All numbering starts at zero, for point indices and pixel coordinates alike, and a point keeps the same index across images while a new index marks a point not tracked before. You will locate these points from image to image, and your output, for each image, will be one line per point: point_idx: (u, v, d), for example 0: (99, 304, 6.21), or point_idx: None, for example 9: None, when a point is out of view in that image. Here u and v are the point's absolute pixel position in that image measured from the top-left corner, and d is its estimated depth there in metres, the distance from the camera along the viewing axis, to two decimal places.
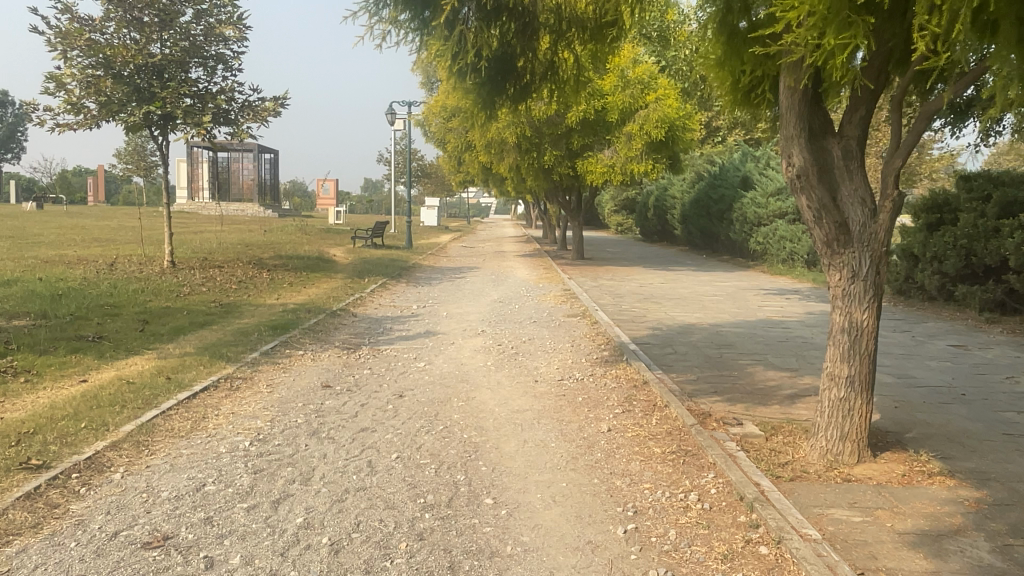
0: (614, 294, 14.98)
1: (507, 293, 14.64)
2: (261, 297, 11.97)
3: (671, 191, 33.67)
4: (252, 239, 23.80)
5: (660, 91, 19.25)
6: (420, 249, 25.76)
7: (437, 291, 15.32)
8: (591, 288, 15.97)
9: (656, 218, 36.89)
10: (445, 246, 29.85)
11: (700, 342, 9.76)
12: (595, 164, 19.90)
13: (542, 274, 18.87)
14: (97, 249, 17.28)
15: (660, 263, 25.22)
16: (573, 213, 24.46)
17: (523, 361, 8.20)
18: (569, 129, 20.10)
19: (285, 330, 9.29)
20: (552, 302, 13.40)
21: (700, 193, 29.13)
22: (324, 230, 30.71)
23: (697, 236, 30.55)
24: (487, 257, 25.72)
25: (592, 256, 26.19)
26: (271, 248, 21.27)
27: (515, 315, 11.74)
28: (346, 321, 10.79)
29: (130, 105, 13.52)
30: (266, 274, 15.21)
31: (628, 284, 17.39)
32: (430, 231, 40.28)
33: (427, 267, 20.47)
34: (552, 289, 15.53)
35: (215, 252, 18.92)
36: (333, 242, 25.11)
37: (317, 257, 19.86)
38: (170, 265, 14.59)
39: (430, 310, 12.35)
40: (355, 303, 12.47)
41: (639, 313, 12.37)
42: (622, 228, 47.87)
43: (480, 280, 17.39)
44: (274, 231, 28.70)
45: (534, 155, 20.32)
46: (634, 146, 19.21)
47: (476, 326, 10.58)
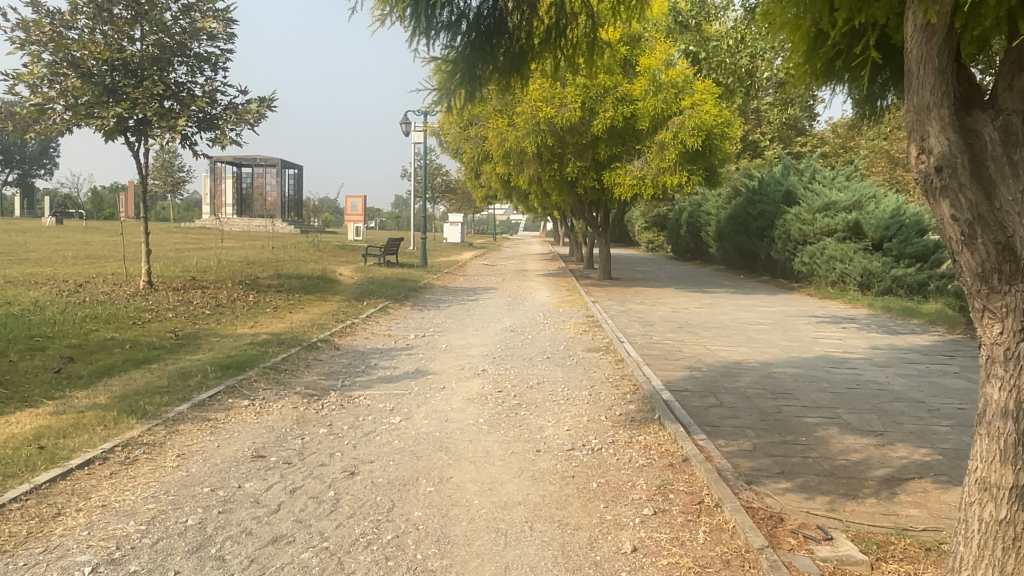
0: (645, 322, 13.13)
1: (522, 319, 12.87)
2: (234, 325, 10.34)
3: (705, 207, 31.76)
4: (257, 257, 22.32)
5: (696, 96, 17.48)
6: (436, 268, 24.15)
7: (444, 316, 13.60)
8: (619, 314, 14.15)
9: (690, 236, 34.90)
10: (464, 264, 28.21)
11: (751, 389, 7.91)
12: (623, 176, 18.08)
13: (563, 297, 17.09)
14: (79, 267, 15.88)
15: (696, 284, 23.24)
16: (600, 230, 22.65)
17: (525, 416, 6.43)
18: (595, 138, 18.32)
19: (239, 370, 7.61)
20: (570, 331, 11.59)
21: (738, 209, 27.13)
22: (338, 247, 29.26)
23: (735, 255, 28.52)
24: (508, 276, 23.97)
25: (621, 276, 24.31)
26: (275, 266, 19.76)
27: (526, 348, 9.96)
28: (325, 355, 9.13)
29: (97, 108, 11.92)
30: (253, 296, 13.63)
31: (661, 309, 15.50)
32: (453, 249, 38.73)
33: (440, 288, 18.79)
34: (575, 315, 13.75)
35: (211, 270, 17.44)
36: (343, 260, 23.58)
37: (321, 276, 18.26)
38: (147, 285, 13.08)
39: (429, 341, 10.64)
40: (343, 332, 10.82)
41: (674, 347, 10.52)
42: (653, 245, 45.89)
43: (494, 303, 15.65)
44: (285, 248, 27.29)
45: (555, 166, 18.53)
46: (668, 155, 17.40)
47: (478, 364, 8.81)
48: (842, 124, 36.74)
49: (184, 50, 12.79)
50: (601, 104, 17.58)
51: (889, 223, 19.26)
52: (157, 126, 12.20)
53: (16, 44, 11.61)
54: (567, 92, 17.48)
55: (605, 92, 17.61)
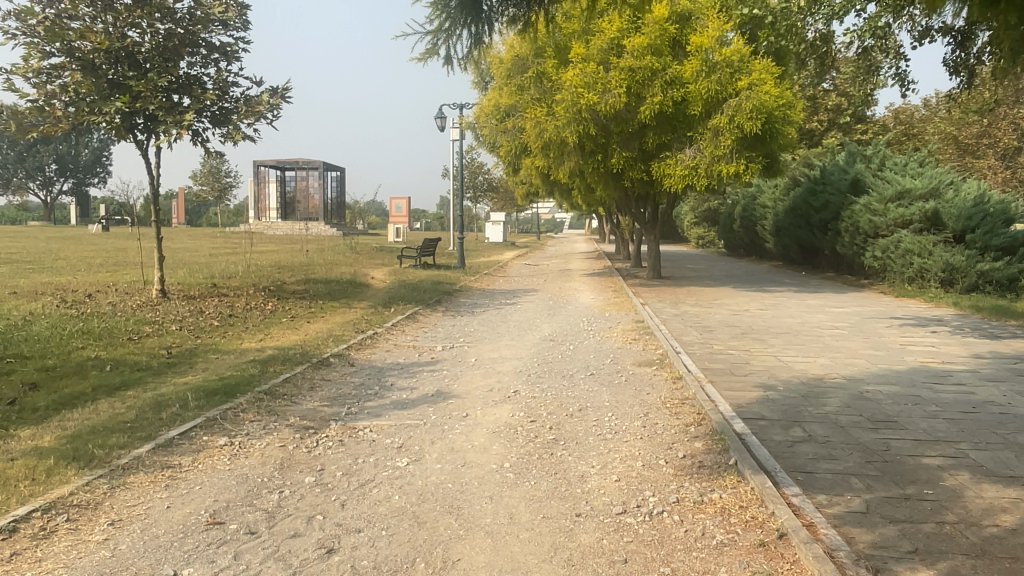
0: (703, 328, 11.65)
1: (565, 327, 11.52)
2: (241, 338, 9.22)
3: (762, 200, 29.96)
4: (290, 260, 21.39)
5: (754, 75, 15.84)
6: (474, 269, 22.92)
7: (480, 322, 12.36)
8: (672, 318, 12.71)
9: (745, 231, 33.05)
10: (506, 265, 26.99)
11: (843, 418, 6.45)
12: (674, 165, 16.61)
13: (610, 299, 15.68)
14: (99, 275, 15.12)
15: (754, 282, 21.56)
16: (649, 226, 21.14)
17: (562, 458, 5.11)
18: (642, 125, 16.88)
19: (228, 397, 6.43)
20: (618, 341, 10.21)
21: (797, 200, 25.27)
22: (376, 249, 28.22)
23: (794, 250, 26.67)
24: (552, 277, 22.61)
25: (672, 275, 22.76)
26: (306, 270, 18.75)
27: (569, 362, 8.62)
28: (337, 375, 7.93)
29: (99, 102, 11.00)
30: (273, 303, 12.59)
31: (720, 312, 13.98)
32: (496, 248, 37.62)
33: (478, 291, 17.56)
34: (624, 320, 12.37)
35: (236, 275, 16.51)
36: (379, 262, 22.57)
37: (351, 280, 17.19)
38: (159, 294, 12.16)
39: (458, 354, 9.38)
40: (363, 346, 9.64)
41: (741, 359, 9.05)
42: (704, 241, 44.05)
43: (534, 307, 14.35)
44: (322, 251, 26.42)
45: (599, 157, 17.14)
46: (723, 142, 15.88)
47: (510, 383, 7.51)
48: (906, 109, 34.42)
49: (195, 41, 11.81)
50: (648, 88, 16.13)
51: (972, 212, 17.19)
52: (161, 120, 11.15)
53: (10, 35, 10.74)
54: (611, 77, 16.08)
55: (652, 75, 16.15)
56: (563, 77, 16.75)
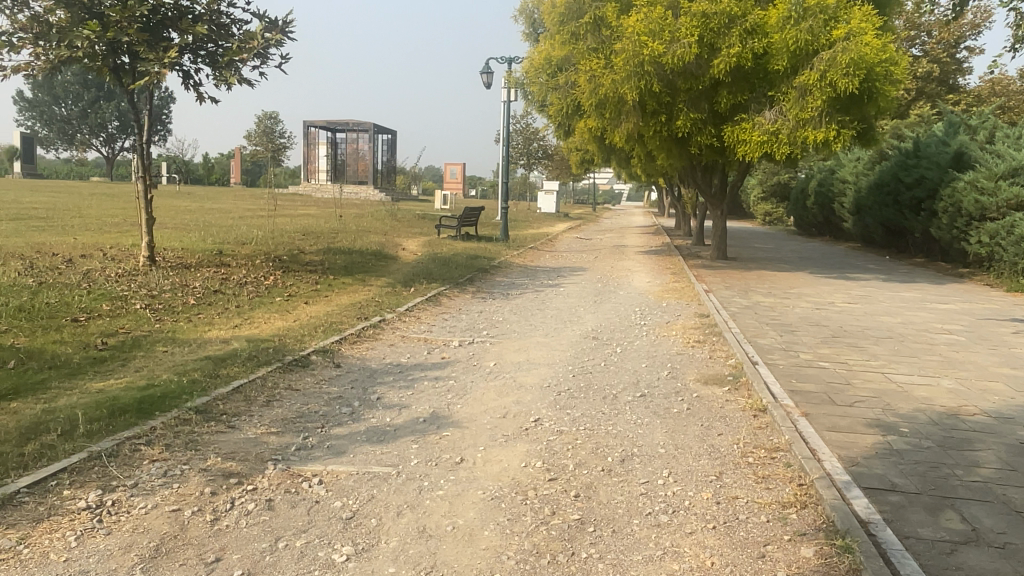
0: (782, 328, 9.52)
1: (613, 320, 9.54)
2: (210, 325, 7.53)
3: (841, 174, 27.16)
4: (321, 227, 19.84)
5: (853, 24, 13.35)
6: (519, 242, 20.97)
7: (514, 308, 10.46)
8: (743, 312, 10.60)
9: (819, 209, 30.23)
10: (555, 238, 24.97)
11: (1016, 494, 4.34)
12: (749, 130, 14.23)
13: (668, 282, 13.57)
14: (99, 237, 13.72)
15: (833, 266, 19.07)
16: (715, 199, 18.81)
17: (588, 571, 3.20)
18: (714, 82, 14.54)
19: (137, 420, 4.70)
20: (678, 343, 8.18)
21: (886, 175, 22.49)
22: (418, 217, 26.50)
23: (877, 232, 23.92)
24: (603, 253, 20.51)
25: (739, 255, 20.40)
26: (333, 238, 17.12)
27: (614, 374, 6.64)
28: (311, 381, 6.16)
29: (70, 35, 9.13)
30: (274, 276, 10.92)
31: (800, 305, 11.78)
32: (548, 220, 35.56)
33: (519, 268, 15.66)
34: (686, 312, 10.32)
35: (252, 241, 14.96)
36: (417, 231, 20.84)
37: (379, 250, 15.47)
38: (146, 262, 10.63)
39: (475, 354, 7.52)
40: (361, 337, 7.86)
41: (840, 378, 6.93)
42: (771, 219, 41.08)
43: (580, 291, 12.37)
44: (360, 217, 24.82)
45: (661, 119, 14.85)
46: (811, 103, 13.46)
47: (531, 406, 5.61)
48: (1008, 79, 30.80)
49: None
50: (724, 37, 13.80)
51: None
52: (142, 56, 9.43)
53: None
54: (680, 24, 13.83)
55: (730, 23, 13.81)
56: (623, 24, 14.49)
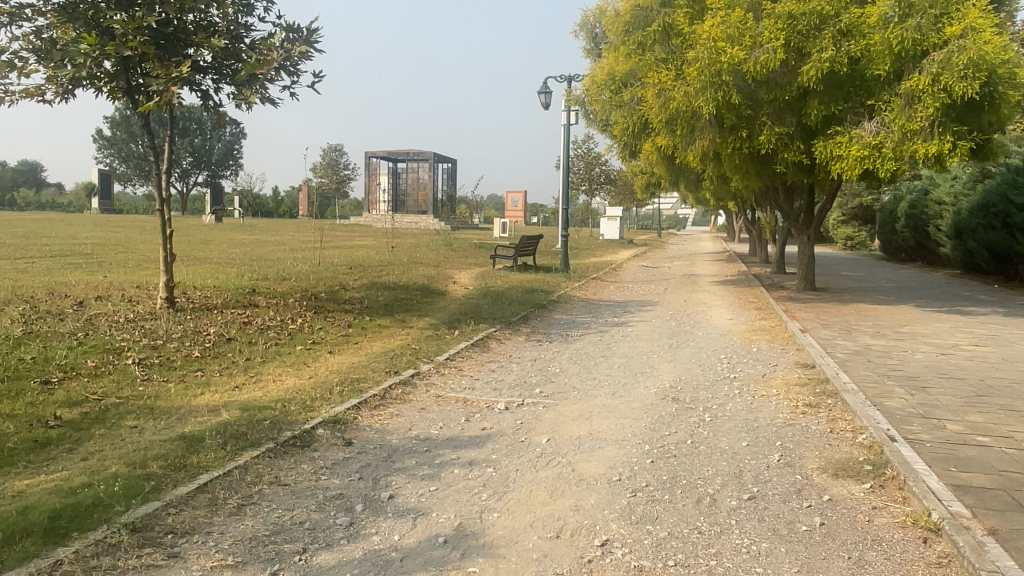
0: (909, 383, 7.64)
1: (697, 372, 7.84)
2: (204, 387, 6.22)
3: (937, 194, 24.70)
4: (370, 259, 18.69)
5: (969, 19, 11.47)
6: (581, 272, 19.37)
7: (576, 354, 8.88)
8: (854, 361, 8.72)
9: (911, 232, 27.65)
10: (621, 267, 23.24)
11: None
12: (844, 144, 12.38)
13: (754, 320, 11.73)
14: (130, 275, 12.82)
15: (939, 296, 16.76)
16: (800, 225, 16.85)
17: None
18: (802, 91, 12.80)
19: (38, 550, 3.35)
20: (784, 407, 6.43)
21: (991, 195, 20.02)
22: (474, 246, 25.19)
23: (983, 257, 21.39)
24: (675, 284, 18.71)
25: (828, 285, 18.29)
26: (381, 271, 15.90)
27: (708, 460, 4.98)
28: (307, 468, 4.74)
29: (74, 51, 8.14)
30: (301, 318, 9.64)
31: (918, 348, 9.82)
32: (613, 248, 33.81)
33: (581, 302, 14.08)
34: (786, 359, 8.53)
35: (292, 276, 13.84)
36: (472, 263, 19.49)
37: (428, 284, 14.13)
38: (164, 305, 9.53)
39: (525, 423, 5.97)
40: (386, 399, 6.41)
41: (1016, 466, 5.10)
42: (852, 243, 38.32)
43: (652, 332, 10.68)
44: (415, 248, 23.68)
45: (741, 135, 13.13)
46: (921, 111, 11.58)
47: (595, 517, 4.02)
48: None
49: None
50: (815, 41, 12.12)
51: None
52: (153, 73, 8.41)
53: None
54: (762, 27, 12.24)
55: (821, 24, 12.13)
56: (697, 30, 12.94)
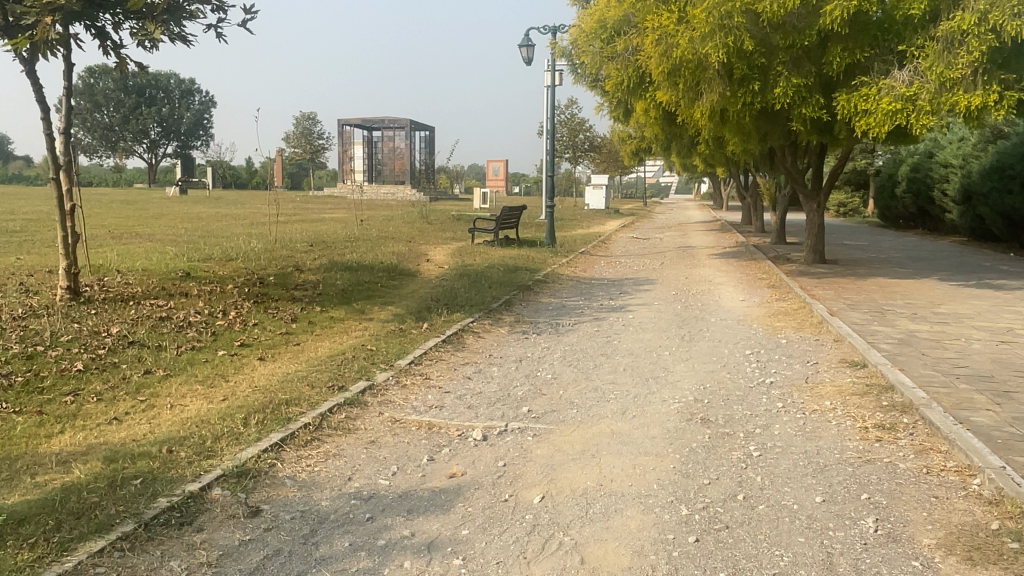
0: (986, 386, 6.11)
1: (725, 377, 6.27)
2: (68, 422, 4.56)
3: (942, 157, 23.25)
4: (335, 234, 16.87)
5: None
6: (568, 246, 17.71)
7: (570, 351, 7.29)
8: (907, 355, 7.18)
9: (913, 197, 26.23)
10: (610, 239, 21.59)
11: None
12: (871, 97, 10.75)
13: (773, 302, 10.17)
14: (46, 258, 10.98)
15: (960, 267, 15.29)
16: (810, 192, 15.27)
17: None
18: (822, 37, 11.14)
19: None
20: (851, 432, 4.88)
21: (1008, 156, 18.51)
22: (452, 218, 23.39)
23: (994, 224, 20.02)
24: (672, 257, 17.12)
25: (836, 257, 16.80)
26: (344, 249, 14.14)
27: (778, 538, 3.41)
28: (175, 569, 3.10)
29: None
30: (234, 310, 7.93)
31: (971, 334, 8.29)
32: (600, 218, 32.13)
33: (571, 282, 12.45)
34: (829, 355, 6.98)
35: (239, 257, 12.05)
36: (449, 237, 17.76)
37: (397, 264, 12.39)
38: (65, 298, 7.79)
39: (510, 465, 4.36)
40: (320, 432, 4.76)
41: None
42: (845, 210, 36.91)
43: (657, 318, 9.08)
44: (388, 221, 21.85)
45: (753, 88, 11.48)
46: (964, 57, 9.95)
47: None
48: None
49: None
50: None
51: None
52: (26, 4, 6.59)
53: None
54: None
55: None
56: None
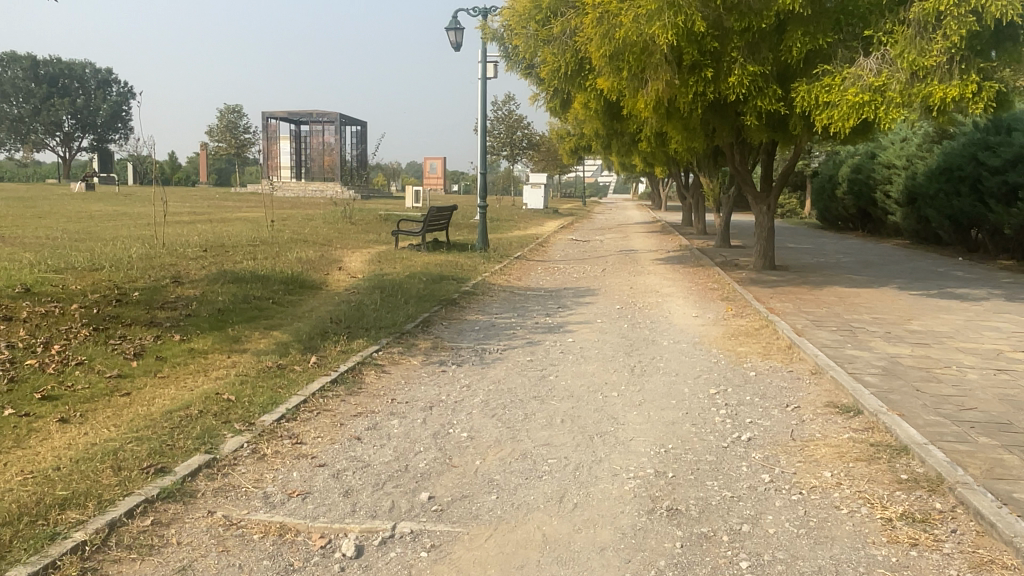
0: (1011, 440, 4.86)
1: (690, 432, 4.86)
2: None
3: (884, 157, 22.75)
4: (240, 236, 14.92)
5: None
6: (502, 250, 16.21)
7: (495, 392, 5.78)
8: (901, 392, 5.93)
9: (855, 199, 25.77)
10: (548, 242, 20.20)
11: None
12: (835, 88, 9.59)
13: (731, 319, 8.88)
14: None
15: (916, 274, 14.43)
16: (760, 194, 14.16)
17: None
18: (781, 19, 9.96)
19: None
20: (872, 529, 3.52)
21: (955, 156, 17.89)
22: (379, 218, 21.58)
23: (940, 227, 19.46)
24: (614, 263, 15.81)
25: (786, 263, 15.79)
26: (244, 253, 12.27)
27: None
28: None
29: None
30: (61, 342, 6.13)
31: (960, 360, 7.14)
32: (538, 218, 30.75)
33: (502, 294, 10.95)
34: (812, 394, 5.66)
35: (108, 266, 10.10)
36: (371, 241, 16.02)
37: (301, 273, 10.64)
38: None
39: None
40: (101, 560, 3.12)
41: None
42: (784, 211, 36.52)
43: (602, 342, 7.65)
44: (306, 222, 19.91)
45: (705, 76, 10.22)
46: (939, 42, 8.92)
47: None
48: None
49: None
50: None
51: None
52: None
53: None
54: None
55: None
56: None
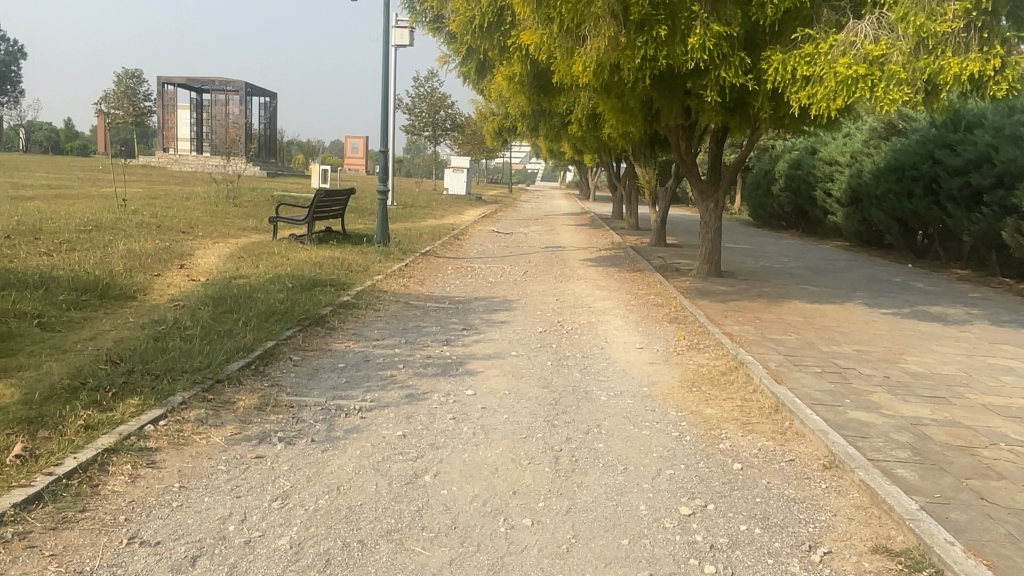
0: None
1: None
2: None
3: (825, 152, 21.39)
4: (72, 217, 11.90)
5: None
6: (407, 244, 13.71)
7: (320, 520, 3.34)
8: (965, 510, 3.80)
9: (793, 196, 24.42)
10: (464, 234, 17.79)
11: None
12: (819, 58, 7.52)
13: (685, 355, 6.72)
14: None
15: (874, 285, 12.75)
16: (708, 187, 12.16)
17: None
18: None
19: None
20: None
21: (909, 155, 16.38)
22: (271, 200, 18.65)
23: (886, 230, 18.07)
24: (537, 262, 13.55)
25: (732, 268, 13.91)
26: (55, 242, 9.37)
27: None
28: None
29: None
30: None
31: (1002, 430, 5.17)
32: (459, 205, 28.30)
33: (392, 306, 8.51)
34: (845, 527, 3.47)
35: None
36: (246, 228, 13.23)
37: (116, 272, 7.91)
38: None
39: None
40: None
41: None
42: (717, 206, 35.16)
43: (512, 396, 5.32)
44: (178, 202, 16.83)
45: (657, 34, 7.94)
46: (954, 4, 6.98)
47: None
48: None
49: None
50: None
51: None
52: None
53: None
54: None
55: None
56: None
